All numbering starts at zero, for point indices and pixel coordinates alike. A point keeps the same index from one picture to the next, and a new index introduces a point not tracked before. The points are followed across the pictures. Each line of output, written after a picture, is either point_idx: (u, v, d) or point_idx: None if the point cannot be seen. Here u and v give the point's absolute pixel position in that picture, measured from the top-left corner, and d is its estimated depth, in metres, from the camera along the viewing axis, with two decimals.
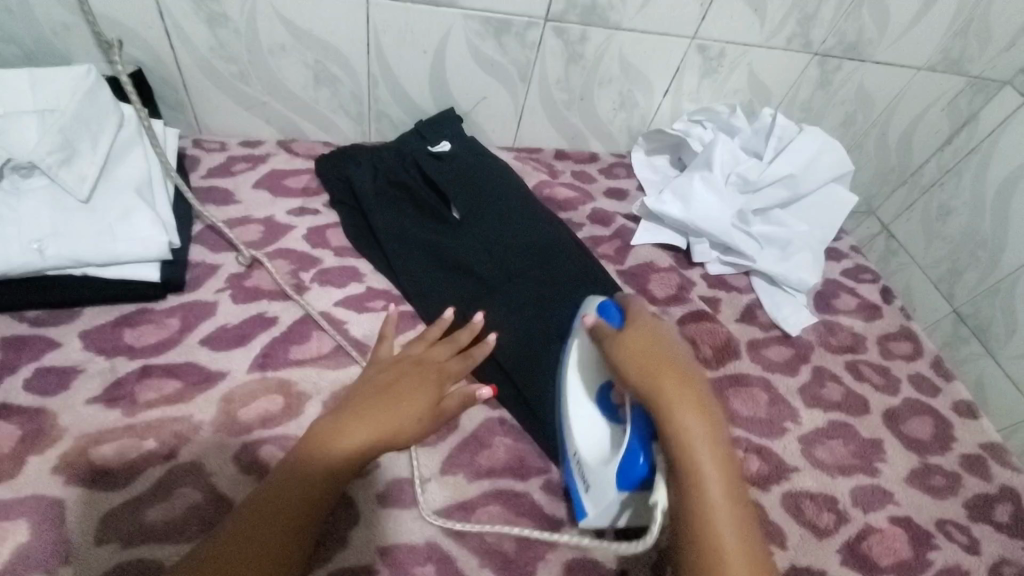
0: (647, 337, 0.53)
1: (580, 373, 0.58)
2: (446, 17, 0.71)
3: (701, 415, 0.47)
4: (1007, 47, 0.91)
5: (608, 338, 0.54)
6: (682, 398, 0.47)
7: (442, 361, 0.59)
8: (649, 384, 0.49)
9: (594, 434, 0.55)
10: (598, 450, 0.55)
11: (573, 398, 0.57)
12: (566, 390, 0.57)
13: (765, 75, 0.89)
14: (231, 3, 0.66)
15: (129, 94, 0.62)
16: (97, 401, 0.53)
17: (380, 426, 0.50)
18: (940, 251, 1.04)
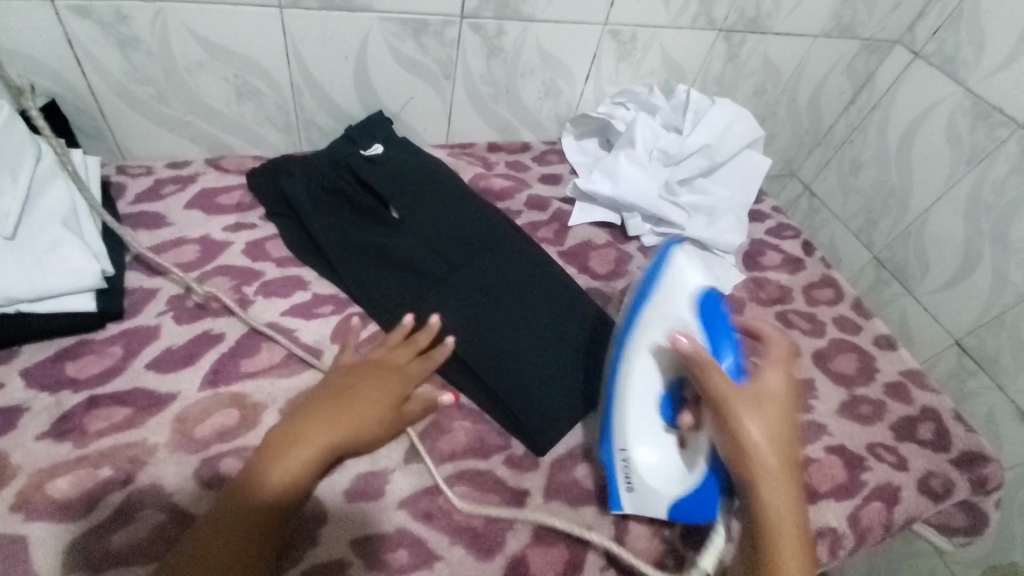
0: (777, 404, 0.50)
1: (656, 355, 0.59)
2: (362, 21, 0.72)
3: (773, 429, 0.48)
4: (893, 9, 0.99)
5: (723, 388, 0.50)
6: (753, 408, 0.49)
7: (403, 364, 0.59)
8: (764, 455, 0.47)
9: (650, 423, 0.58)
10: (649, 444, 0.58)
11: (641, 373, 0.59)
12: (636, 365, 0.59)
13: (677, 54, 0.94)
14: (141, 25, 0.65)
15: (40, 125, 0.59)
16: (48, 436, 0.52)
17: (341, 426, 0.51)
18: (856, 204, 1.12)
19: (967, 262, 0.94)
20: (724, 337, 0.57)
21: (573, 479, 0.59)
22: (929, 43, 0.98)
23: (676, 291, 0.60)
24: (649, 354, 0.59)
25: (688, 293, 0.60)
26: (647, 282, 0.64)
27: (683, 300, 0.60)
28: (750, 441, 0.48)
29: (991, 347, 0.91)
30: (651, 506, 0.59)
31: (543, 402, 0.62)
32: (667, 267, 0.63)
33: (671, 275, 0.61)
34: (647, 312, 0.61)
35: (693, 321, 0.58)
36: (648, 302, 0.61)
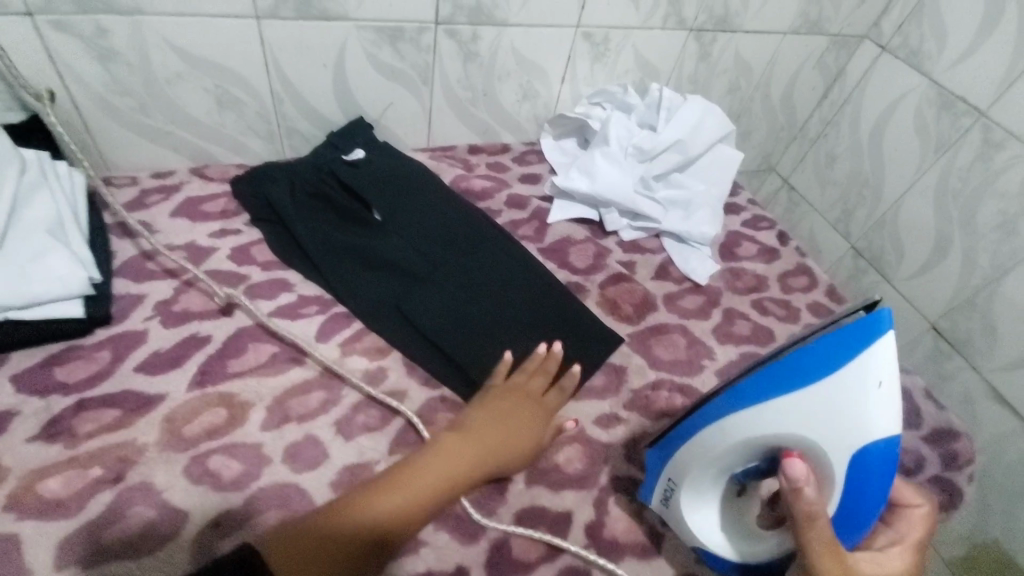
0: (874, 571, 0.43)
1: (767, 434, 0.46)
2: (340, 30, 0.75)
3: None
4: (858, 5, 1.02)
5: (826, 550, 0.41)
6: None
7: (541, 398, 0.62)
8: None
9: (717, 470, 0.52)
10: (703, 485, 0.53)
11: (727, 431, 0.49)
12: (729, 423, 0.49)
13: (649, 54, 0.96)
14: (121, 39, 0.67)
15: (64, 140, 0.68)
16: (38, 439, 0.54)
17: (485, 451, 0.55)
18: (833, 195, 1.15)
19: (938, 248, 0.97)
20: (871, 504, 0.43)
21: (555, 465, 0.60)
22: (894, 38, 1.01)
23: (846, 406, 0.43)
24: (756, 440, 0.47)
25: (865, 424, 0.42)
26: (807, 353, 0.46)
27: (855, 429, 0.43)
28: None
29: (963, 329, 0.94)
30: (630, 489, 0.60)
31: None
32: (855, 353, 0.43)
33: (858, 379, 0.43)
34: (792, 394, 0.45)
35: (841, 474, 0.43)
36: (810, 384, 0.45)
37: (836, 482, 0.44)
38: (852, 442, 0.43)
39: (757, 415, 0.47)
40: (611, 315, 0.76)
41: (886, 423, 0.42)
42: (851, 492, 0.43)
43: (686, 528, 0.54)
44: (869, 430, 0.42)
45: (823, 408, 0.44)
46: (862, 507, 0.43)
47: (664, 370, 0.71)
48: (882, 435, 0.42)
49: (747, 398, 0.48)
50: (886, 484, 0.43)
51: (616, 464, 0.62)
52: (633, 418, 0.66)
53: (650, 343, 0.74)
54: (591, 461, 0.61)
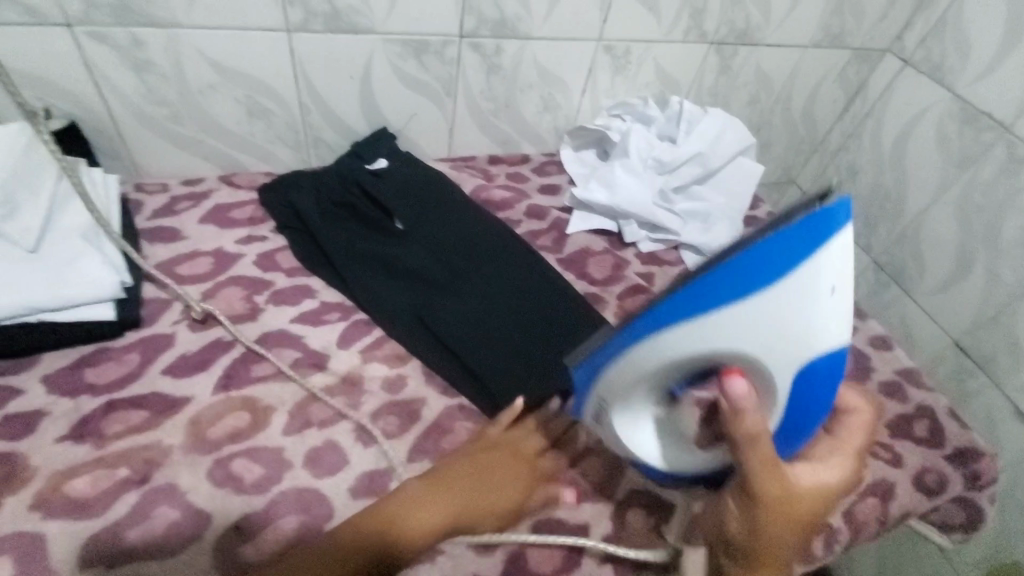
0: (811, 478, 0.46)
1: (715, 343, 0.44)
2: (366, 43, 0.76)
3: (791, 527, 0.44)
4: (880, 19, 1.02)
5: (763, 464, 0.43)
6: (786, 510, 0.44)
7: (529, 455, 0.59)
8: (779, 527, 0.44)
9: (652, 385, 0.49)
10: (636, 401, 0.51)
11: (669, 343, 0.45)
12: (671, 336, 0.44)
13: (671, 67, 0.97)
14: (157, 50, 0.69)
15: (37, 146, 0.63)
16: (67, 439, 0.55)
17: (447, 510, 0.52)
18: (855, 209, 1.14)
19: (961, 264, 0.95)
20: (813, 408, 0.46)
21: (573, 477, 0.60)
22: (917, 52, 1.01)
23: (802, 315, 0.42)
24: (701, 351, 0.44)
25: (818, 338, 0.43)
26: (771, 253, 0.41)
27: (806, 343, 0.43)
28: (776, 527, 0.44)
29: (987, 347, 0.92)
30: (647, 502, 0.60)
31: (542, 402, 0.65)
32: (816, 255, 0.41)
33: (816, 287, 0.42)
34: (747, 301, 0.42)
35: (787, 385, 0.44)
36: (766, 292, 0.42)
37: (780, 392, 0.45)
38: (804, 354, 0.43)
39: (703, 322, 0.43)
40: None
41: (836, 334, 0.44)
42: (794, 399, 0.45)
43: (619, 441, 0.53)
44: (821, 343, 0.43)
45: (775, 317, 0.42)
46: (799, 415, 0.46)
47: None
48: (830, 346, 0.44)
49: (692, 307, 0.43)
50: (825, 391, 0.46)
51: (633, 477, 0.61)
52: None
53: None
54: (608, 473, 0.61)
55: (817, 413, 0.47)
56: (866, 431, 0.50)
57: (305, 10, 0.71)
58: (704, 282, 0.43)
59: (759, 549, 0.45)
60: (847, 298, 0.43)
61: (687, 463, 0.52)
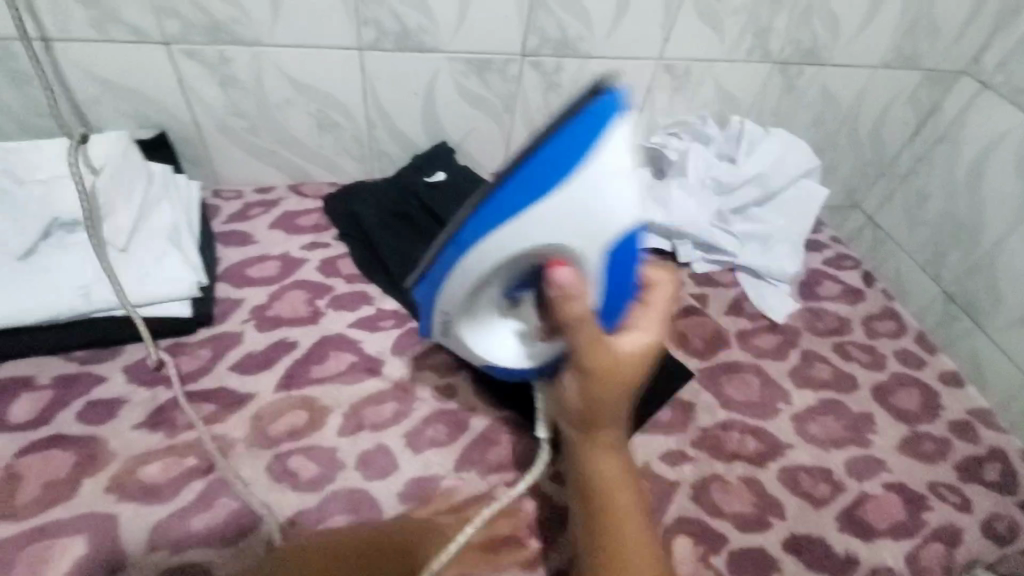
0: (635, 342, 0.45)
1: (532, 241, 0.47)
2: (433, 61, 0.79)
3: (621, 395, 0.44)
4: (957, 37, 0.98)
5: (595, 340, 0.42)
6: (615, 384, 0.43)
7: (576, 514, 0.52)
8: (609, 396, 0.43)
9: (496, 290, 0.55)
10: (478, 308, 0.57)
11: (499, 247, 0.48)
12: (498, 242, 0.48)
13: (732, 86, 0.95)
14: (242, 67, 0.74)
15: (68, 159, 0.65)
16: (143, 426, 0.59)
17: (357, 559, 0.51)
18: (925, 236, 1.07)
19: None
20: (620, 288, 0.50)
21: None
22: (998, 74, 0.96)
23: (593, 197, 0.45)
24: (524, 249, 0.48)
25: (603, 220, 0.46)
26: (527, 161, 0.46)
27: (606, 227, 0.47)
28: (608, 398, 0.43)
29: None
30: (695, 531, 0.58)
31: None
32: (594, 146, 0.44)
33: (588, 176, 0.45)
34: (557, 194, 0.45)
35: (597, 265, 0.48)
36: (540, 201, 0.46)
37: (595, 272, 0.48)
38: (607, 236, 0.47)
39: (527, 222, 0.46)
40: (681, 349, 0.75)
41: (634, 211, 0.47)
42: (607, 282, 0.49)
43: (484, 350, 0.61)
44: (622, 221, 0.47)
45: (574, 210, 0.46)
46: (614, 291, 0.50)
47: (736, 410, 0.69)
48: (625, 224, 0.47)
49: (494, 216, 0.47)
50: (627, 271, 0.49)
51: (681, 503, 0.60)
52: (701, 456, 0.64)
53: (722, 381, 0.71)
54: (655, 497, 0.60)
55: (627, 289, 0.50)
56: (669, 297, 0.51)
57: (377, 30, 0.74)
58: (507, 185, 0.47)
59: (596, 426, 0.45)
60: (632, 181, 0.46)
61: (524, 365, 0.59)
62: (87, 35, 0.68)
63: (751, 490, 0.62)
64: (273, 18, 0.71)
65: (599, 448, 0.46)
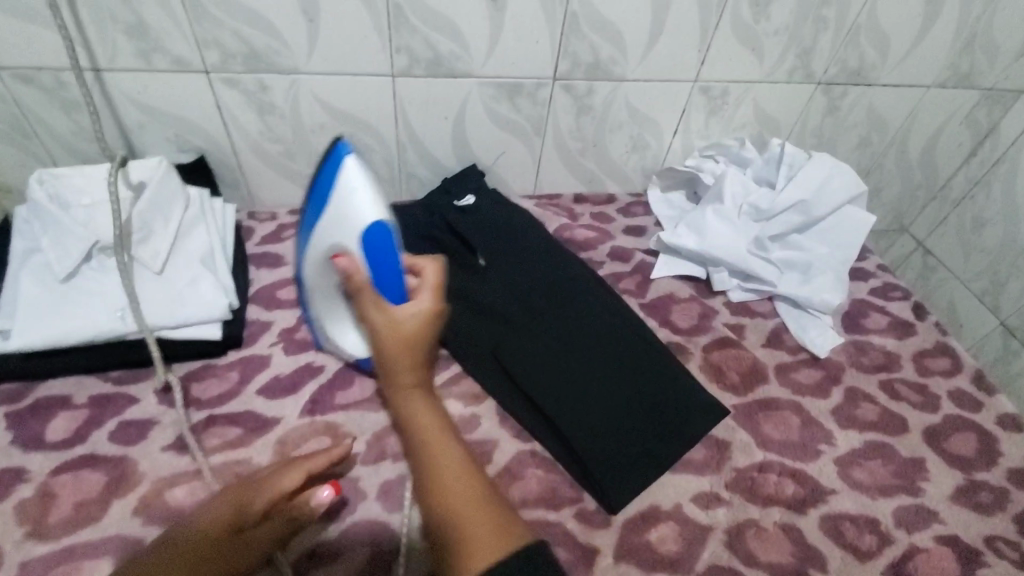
0: (412, 307, 0.53)
1: (322, 244, 0.60)
2: (463, 85, 0.79)
3: (404, 346, 0.52)
4: (1017, 58, 0.92)
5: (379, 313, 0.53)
6: (395, 336, 0.51)
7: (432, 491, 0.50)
8: (398, 362, 0.52)
9: (331, 297, 0.65)
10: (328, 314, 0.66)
11: (310, 256, 0.62)
12: (308, 253, 0.62)
13: (771, 107, 0.92)
14: (277, 93, 0.76)
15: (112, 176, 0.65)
16: (171, 448, 0.60)
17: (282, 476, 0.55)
18: (980, 263, 1.04)
19: None
20: (386, 270, 0.56)
21: (647, 542, 0.57)
22: None
23: (344, 203, 0.58)
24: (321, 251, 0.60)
25: (355, 217, 0.57)
26: (320, 189, 0.60)
27: (350, 225, 0.57)
28: (388, 347, 0.52)
29: None
30: None
31: (615, 456, 0.62)
32: (339, 177, 0.58)
33: (341, 194, 0.58)
34: (322, 218, 0.59)
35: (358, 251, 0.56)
36: (322, 208, 0.59)
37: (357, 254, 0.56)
38: (354, 232, 0.57)
39: (321, 236, 0.60)
40: (714, 382, 0.72)
41: (370, 208, 0.57)
42: (368, 262, 0.56)
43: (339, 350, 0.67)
44: (362, 218, 0.56)
45: (333, 214, 0.58)
46: (383, 275, 0.56)
47: (774, 450, 0.65)
48: (366, 219, 0.56)
49: (304, 238, 0.63)
50: (387, 248, 0.56)
51: (713, 550, 0.57)
52: (736, 500, 0.61)
53: (758, 418, 0.68)
54: (686, 542, 0.57)
55: (393, 266, 0.56)
56: (436, 270, 0.56)
57: (409, 56, 0.75)
58: (308, 215, 0.63)
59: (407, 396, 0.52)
60: (372, 190, 0.58)
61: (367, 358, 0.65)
62: (133, 64, 0.70)
63: (789, 540, 0.58)
64: (309, 46, 0.72)
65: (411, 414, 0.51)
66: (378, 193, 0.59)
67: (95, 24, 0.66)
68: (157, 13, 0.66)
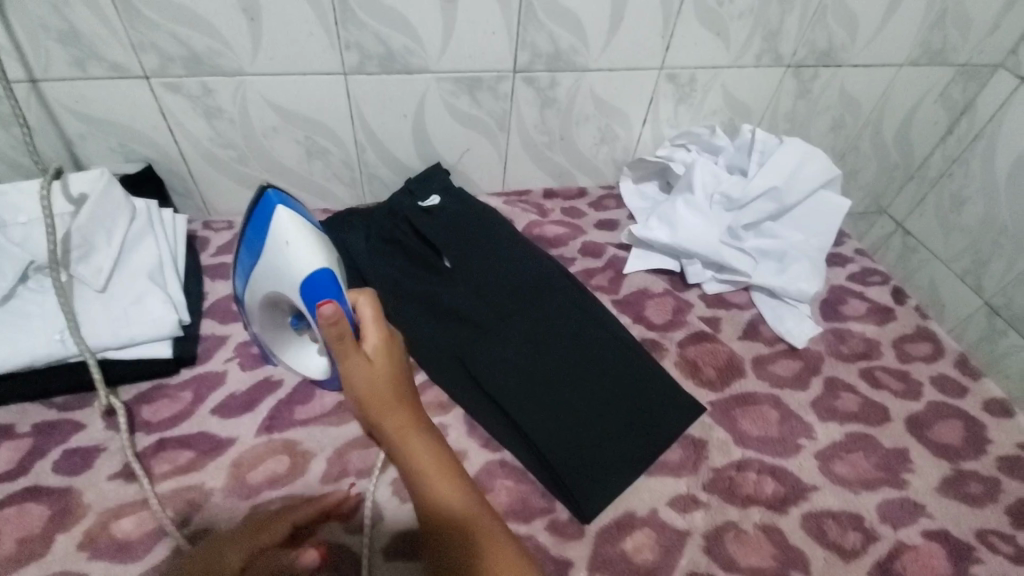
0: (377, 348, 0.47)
1: (261, 289, 0.56)
2: (419, 82, 0.76)
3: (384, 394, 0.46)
4: (990, 31, 0.90)
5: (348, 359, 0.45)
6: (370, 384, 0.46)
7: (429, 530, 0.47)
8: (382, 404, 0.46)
9: (279, 329, 0.62)
10: (282, 342, 0.63)
11: (249, 297, 0.58)
12: (247, 295, 0.58)
13: (741, 93, 0.90)
14: (223, 97, 0.72)
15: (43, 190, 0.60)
16: (118, 477, 0.57)
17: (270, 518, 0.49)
18: (961, 243, 1.02)
19: None
20: None
21: (622, 552, 0.55)
22: None
23: (280, 250, 0.54)
24: (262, 295, 0.57)
25: (294, 266, 0.53)
26: (252, 235, 0.56)
27: (287, 277, 0.54)
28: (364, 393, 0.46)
29: None
30: None
31: (587, 464, 0.60)
32: (270, 228, 0.54)
33: (274, 246, 0.54)
34: (258, 262, 0.55)
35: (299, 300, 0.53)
36: (257, 252, 0.55)
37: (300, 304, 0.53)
38: (292, 285, 0.53)
39: (256, 284, 0.56)
40: (690, 379, 0.69)
41: (307, 256, 0.53)
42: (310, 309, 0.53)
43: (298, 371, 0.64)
44: (299, 271, 0.53)
45: (267, 261, 0.54)
46: None
47: (753, 448, 0.63)
48: (304, 270, 0.53)
49: (241, 277, 0.59)
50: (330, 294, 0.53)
51: (692, 557, 0.54)
52: (714, 502, 0.58)
53: (736, 415, 0.66)
54: (664, 550, 0.55)
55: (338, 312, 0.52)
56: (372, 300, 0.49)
57: (360, 53, 0.71)
58: (243, 257, 0.58)
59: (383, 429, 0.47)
60: (309, 239, 0.54)
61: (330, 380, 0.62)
62: (67, 73, 0.66)
63: (771, 543, 0.56)
64: (254, 46, 0.68)
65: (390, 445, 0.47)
66: (315, 236, 0.55)
67: (25, 34, 0.62)
68: (88, 18, 0.62)
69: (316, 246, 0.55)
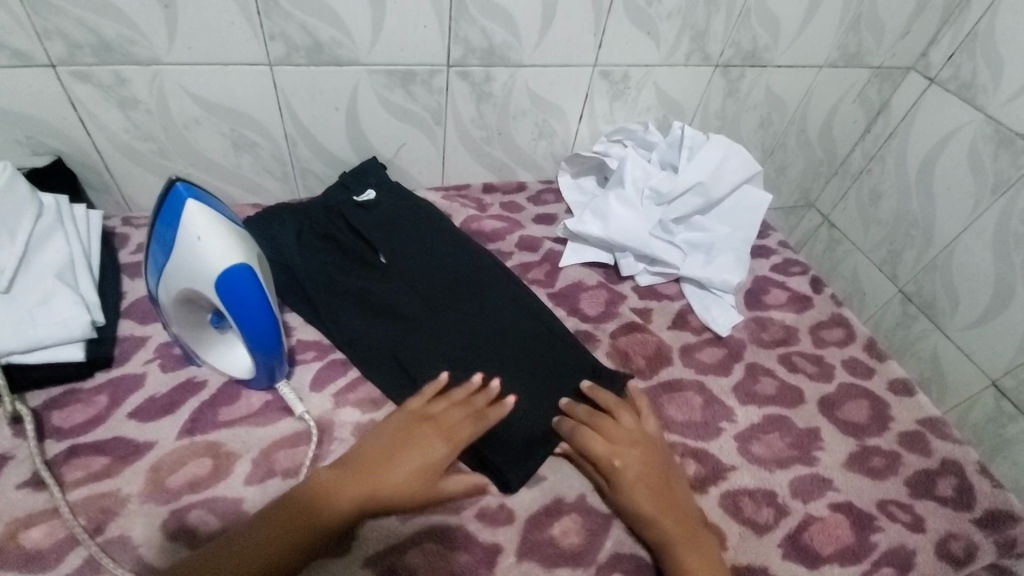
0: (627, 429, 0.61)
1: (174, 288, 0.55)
2: (351, 74, 0.75)
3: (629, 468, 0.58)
4: (901, 37, 0.96)
5: (605, 443, 0.59)
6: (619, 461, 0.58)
7: None
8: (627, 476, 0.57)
9: (200, 329, 0.60)
10: (204, 342, 0.61)
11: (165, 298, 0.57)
12: (162, 295, 0.57)
13: (673, 91, 0.93)
14: (139, 87, 0.69)
15: None
16: (27, 485, 0.54)
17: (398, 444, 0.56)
18: (878, 235, 1.09)
19: (999, 297, 0.89)
20: (251, 306, 0.54)
21: (550, 537, 0.56)
22: (945, 69, 0.95)
23: (190, 245, 0.52)
24: (174, 292, 0.55)
25: (207, 261, 0.52)
26: (162, 231, 0.54)
27: (202, 273, 0.52)
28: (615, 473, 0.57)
29: None
30: (629, 568, 0.55)
31: (516, 455, 0.61)
32: (179, 223, 0.53)
33: (184, 240, 0.52)
34: (168, 259, 0.54)
35: (216, 294, 0.53)
36: (167, 250, 0.54)
37: (217, 299, 0.53)
38: (207, 281, 0.52)
39: (170, 281, 0.55)
40: (621, 368, 0.71)
41: (220, 249, 0.52)
42: (230, 302, 0.53)
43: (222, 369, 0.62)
44: (215, 265, 0.52)
45: (178, 258, 0.53)
46: (251, 312, 0.55)
47: (677, 432, 0.66)
48: (219, 265, 0.52)
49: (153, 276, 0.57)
50: (250, 286, 0.54)
51: (617, 539, 0.57)
52: None
53: (662, 401, 0.68)
54: (590, 533, 0.56)
55: (262, 300, 0.55)
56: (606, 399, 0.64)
57: (287, 44, 0.70)
58: (153, 254, 0.56)
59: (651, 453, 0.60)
60: (221, 232, 0.53)
61: (258, 377, 0.61)
62: None
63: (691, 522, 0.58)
64: (170, 34, 0.65)
65: (638, 477, 0.57)
66: (227, 229, 0.54)
67: None
68: None
69: (231, 239, 0.54)
